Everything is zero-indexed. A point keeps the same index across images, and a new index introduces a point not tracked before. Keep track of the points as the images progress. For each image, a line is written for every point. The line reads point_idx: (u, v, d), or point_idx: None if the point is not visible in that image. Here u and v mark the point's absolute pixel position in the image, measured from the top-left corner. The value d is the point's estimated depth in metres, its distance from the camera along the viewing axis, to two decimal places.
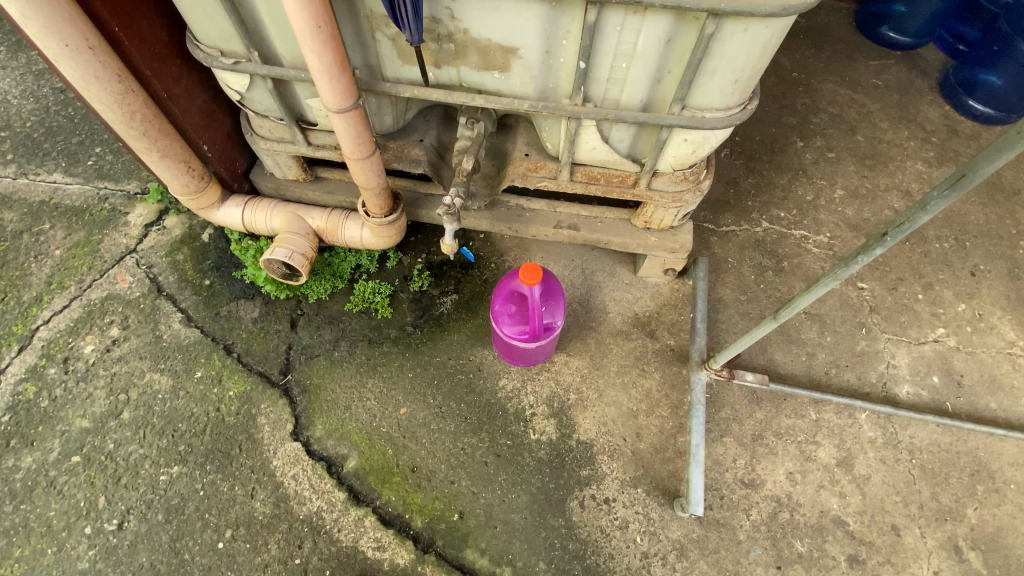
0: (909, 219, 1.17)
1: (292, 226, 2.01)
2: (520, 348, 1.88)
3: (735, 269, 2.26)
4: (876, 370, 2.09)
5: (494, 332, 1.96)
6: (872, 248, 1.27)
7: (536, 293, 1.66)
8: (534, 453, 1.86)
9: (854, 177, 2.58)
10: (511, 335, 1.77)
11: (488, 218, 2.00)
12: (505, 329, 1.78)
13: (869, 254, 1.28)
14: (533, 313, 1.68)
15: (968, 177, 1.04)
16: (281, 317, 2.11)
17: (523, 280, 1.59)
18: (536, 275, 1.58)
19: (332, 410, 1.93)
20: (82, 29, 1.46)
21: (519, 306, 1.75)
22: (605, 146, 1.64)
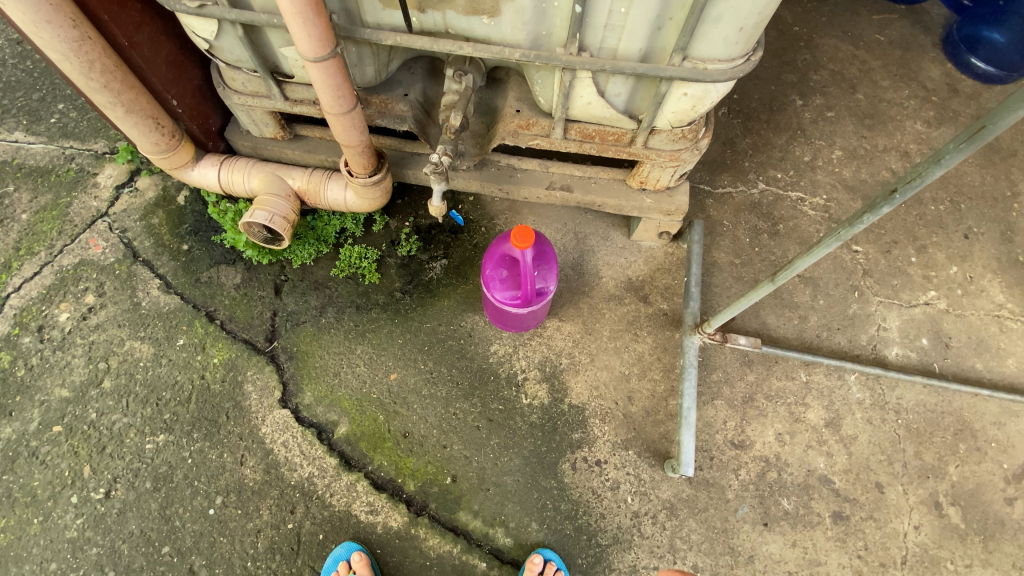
0: (922, 174, 1.12)
1: (271, 187, 1.91)
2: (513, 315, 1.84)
3: (730, 232, 2.22)
4: (867, 333, 2.09)
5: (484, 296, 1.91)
6: (879, 206, 1.23)
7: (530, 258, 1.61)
8: (526, 417, 1.85)
9: (853, 137, 2.52)
10: (502, 301, 1.74)
11: (478, 178, 1.92)
12: (497, 295, 1.73)
13: (876, 213, 1.24)
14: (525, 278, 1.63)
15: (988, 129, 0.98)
16: (264, 283, 2.03)
17: (514, 243, 1.53)
18: (528, 238, 1.52)
19: (321, 377, 1.89)
20: None
21: (514, 271, 1.70)
22: (601, 101, 1.56)
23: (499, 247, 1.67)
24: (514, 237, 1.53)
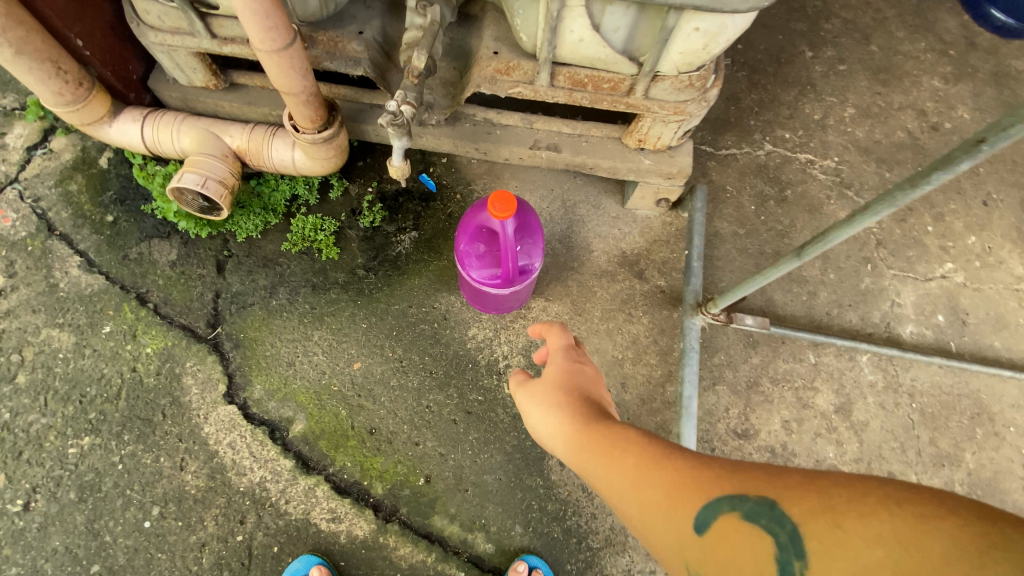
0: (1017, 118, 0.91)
1: (205, 147, 1.62)
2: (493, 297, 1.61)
3: (734, 198, 1.99)
4: (880, 310, 1.92)
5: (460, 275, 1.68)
6: (955, 163, 1.02)
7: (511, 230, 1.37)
8: (509, 409, 1.64)
9: (866, 93, 2.28)
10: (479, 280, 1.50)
11: (450, 135, 1.66)
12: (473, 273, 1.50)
13: (950, 170, 1.02)
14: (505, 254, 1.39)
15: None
16: (204, 260, 1.75)
17: (491, 212, 1.29)
18: (508, 207, 1.28)
19: (272, 367, 1.64)
20: None
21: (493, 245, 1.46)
22: (595, 37, 1.29)
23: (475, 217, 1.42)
24: (490, 205, 1.29)
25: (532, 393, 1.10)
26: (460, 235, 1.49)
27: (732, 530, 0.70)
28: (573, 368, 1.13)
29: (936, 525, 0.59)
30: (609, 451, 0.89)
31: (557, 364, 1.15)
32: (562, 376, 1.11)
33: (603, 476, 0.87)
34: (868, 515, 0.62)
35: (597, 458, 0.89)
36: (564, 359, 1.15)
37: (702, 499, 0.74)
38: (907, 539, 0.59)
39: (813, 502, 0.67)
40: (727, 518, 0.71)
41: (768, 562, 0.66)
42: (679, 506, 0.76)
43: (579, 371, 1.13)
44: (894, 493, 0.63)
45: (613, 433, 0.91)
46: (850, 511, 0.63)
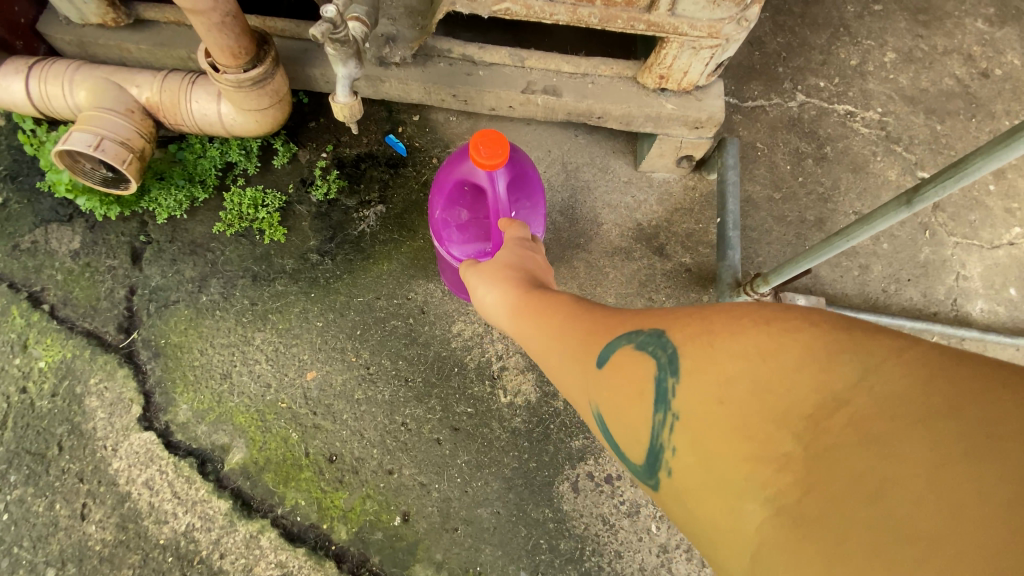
0: None
1: (101, 100, 1.25)
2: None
3: (766, 157, 1.67)
4: (943, 285, 1.61)
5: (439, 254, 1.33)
6: None
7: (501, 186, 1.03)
8: (506, 423, 1.30)
9: (907, 35, 1.96)
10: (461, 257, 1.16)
11: (420, 79, 1.31)
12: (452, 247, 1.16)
13: None
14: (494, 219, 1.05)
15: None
16: (114, 248, 1.38)
17: (473, 159, 0.95)
18: (496, 151, 0.94)
19: (202, 381, 1.29)
20: None
21: (478, 209, 1.12)
22: None
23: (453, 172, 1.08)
24: (471, 149, 0.95)
25: (476, 271, 1.00)
26: (434, 198, 1.15)
27: (618, 360, 0.61)
28: (518, 254, 0.97)
29: (797, 336, 0.47)
30: (537, 312, 0.81)
31: (509, 250, 0.98)
32: (505, 263, 0.95)
33: (534, 335, 0.79)
34: (736, 329, 0.51)
35: (527, 318, 0.82)
36: (513, 246, 0.98)
37: (601, 339, 0.66)
38: (766, 350, 0.48)
39: (694, 327, 0.55)
40: (622, 353, 0.61)
41: (640, 383, 0.57)
42: (585, 346, 0.68)
43: (529, 257, 0.97)
44: (772, 312, 0.51)
45: (548, 298, 0.81)
46: (720, 323, 0.53)
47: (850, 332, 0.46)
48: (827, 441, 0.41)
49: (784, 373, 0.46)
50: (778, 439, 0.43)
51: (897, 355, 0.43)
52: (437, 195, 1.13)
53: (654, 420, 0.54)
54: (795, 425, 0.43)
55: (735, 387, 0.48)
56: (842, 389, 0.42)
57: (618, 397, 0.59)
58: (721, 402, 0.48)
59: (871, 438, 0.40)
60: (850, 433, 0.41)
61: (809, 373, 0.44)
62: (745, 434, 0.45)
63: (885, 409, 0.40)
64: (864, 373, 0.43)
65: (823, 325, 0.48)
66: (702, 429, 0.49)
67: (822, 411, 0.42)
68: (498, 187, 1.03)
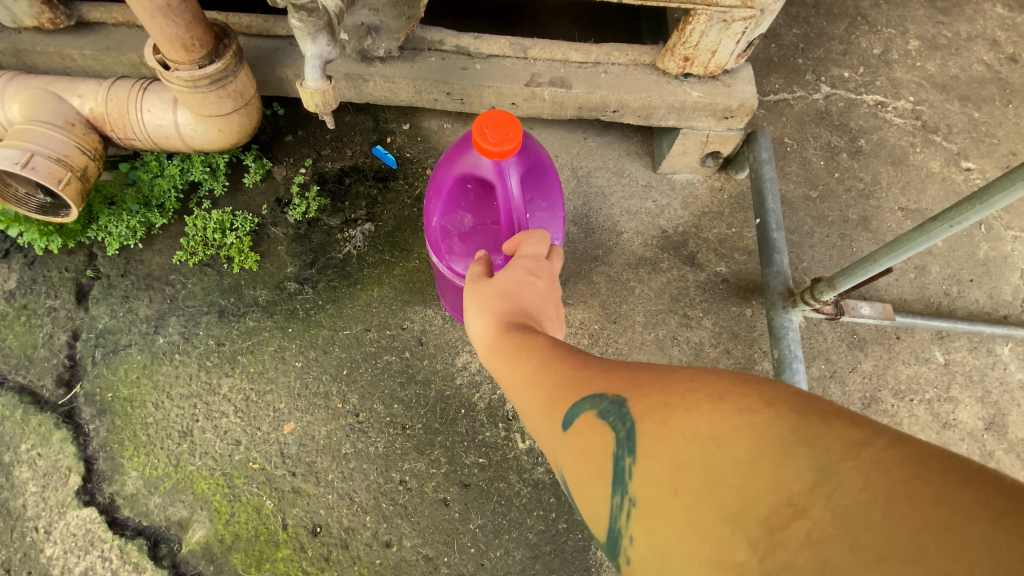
0: None
1: (36, 113, 1.07)
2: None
3: (796, 154, 1.50)
4: (1011, 284, 1.42)
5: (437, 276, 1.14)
6: None
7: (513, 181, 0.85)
8: (527, 474, 1.08)
9: (927, 23, 1.84)
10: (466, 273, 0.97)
11: (408, 76, 1.14)
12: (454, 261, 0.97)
13: None
14: (506, 221, 0.87)
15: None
16: (56, 286, 1.18)
17: (479, 145, 0.78)
18: (506, 134, 0.78)
19: (156, 442, 1.06)
20: None
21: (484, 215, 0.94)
22: None
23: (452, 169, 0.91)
24: (477, 134, 0.78)
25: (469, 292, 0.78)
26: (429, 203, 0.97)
27: (579, 428, 0.47)
28: (518, 280, 0.74)
29: (753, 417, 0.35)
30: (509, 353, 0.65)
31: (509, 273, 0.75)
32: (503, 289, 0.74)
33: (512, 383, 0.63)
34: (693, 400, 0.39)
35: (500, 361, 0.66)
36: (515, 272, 0.75)
37: (569, 399, 0.51)
38: (722, 430, 0.35)
39: (653, 395, 0.42)
40: (584, 420, 0.47)
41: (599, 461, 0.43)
42: (551, 406, 0.54)
43: (527, 287, 0.74)
44: (726, 384, 0.38)
45: (527, 339, 0.64)
46: (677, 391, 0.40)
47: (808, 415, 0.34)
48: (781, 562, 0.29)
49: (733, 464, 0.34)
50: (726, 545, 0.31)
51: (859, 454, 0.31)
52: (433, 199, 0.95)
53: (609, 503, 0.41)
54: (745, 531, 0.31)
55: (685, 473, 0.36)
56: (800, 492, 0.30)
57: (580, 475, 0.46)
58: (669, 491, 0.36)
59: (831, 570, 0.27)
60: (806, 557, 0.28)
61: (760, 467, 0.33)
62: (688, 536, 0.34)
63: (849, 531, 0.28)
64: (821, 474, 0.30)
65: (780, 406, 0.35)
66: (654, 527, 0.36)
67: (775, 518, 0.30)
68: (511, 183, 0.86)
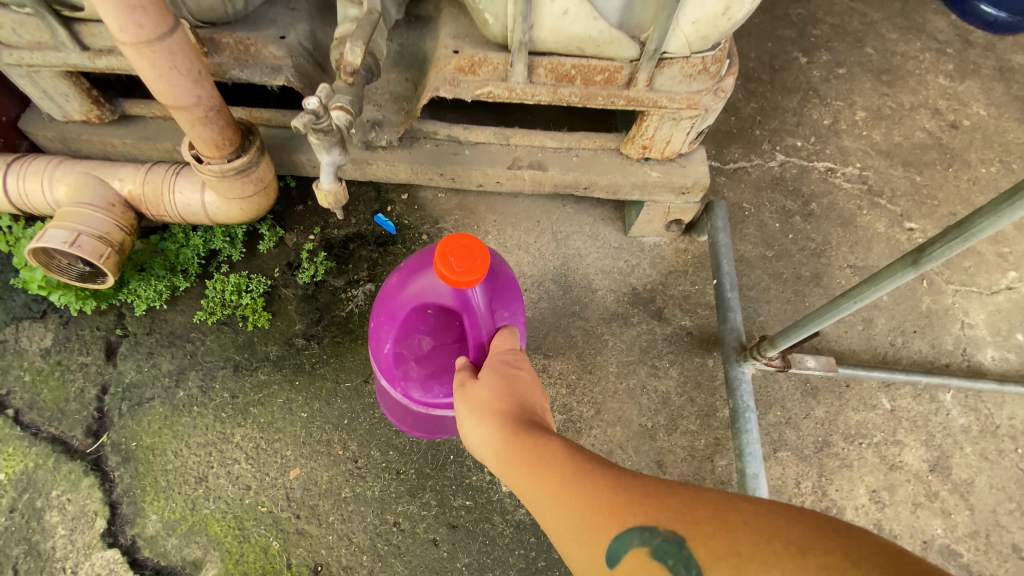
0: None
1: (82, 195, 1.23)
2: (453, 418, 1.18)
3: (754, 217, 1.67)
4: (951, 334, 1.57)
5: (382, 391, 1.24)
6: None
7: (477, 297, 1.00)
8: (510, 515, 1.20)
9: (873, 95, 2.06)
10: (424, 383, 1.09)
11: (407, 160, 1.32)
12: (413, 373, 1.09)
13: None
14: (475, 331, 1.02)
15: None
16: (88, 344, 1.32)
17: (443, 273, 0.92)
18: (472, 260, 0.92)
19: (175, 488, 1.18)
20: None
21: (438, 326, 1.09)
22: (584, 7, 0.97)
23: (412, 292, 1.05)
24: (442, 264, 0.92)
25: (464, 401, 0.88)
26: (387, 328, 1.09)
27: (634, 565, 0.58)
28: (500, 375, 0.90)
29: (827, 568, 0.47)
30: (529, 463, 0.73)
31: (489, 373, 0.90)
32: (493, 391, 0.87)
33: (532, 499, 0.71)
34: (767, 554, 0.50)
35: (519, 471, 0.74)
36: (497, 369, 0.91)
37: (611, 529, 0.61)
38: None
39: (713, 543, 0.54)
40: (640, 555, 0.58)
41: None
42: (592, 536, 0.63)
43: (512, 378, 0.89)
44: (791, 538, 0.51)
45: (537, 447, 0.74)
46: (746, 543, 0.52)
47: (847, 561, 0.47)
48: None
49: None
50: None
51: None
52: (393, 324, 1.08)
53: None
54: None
55: None
56: None
57: None
58: None
59: None
60: None
61: None
62: None
63: None
64: None
65: (842, 554, 0.48)
66: None
67: None
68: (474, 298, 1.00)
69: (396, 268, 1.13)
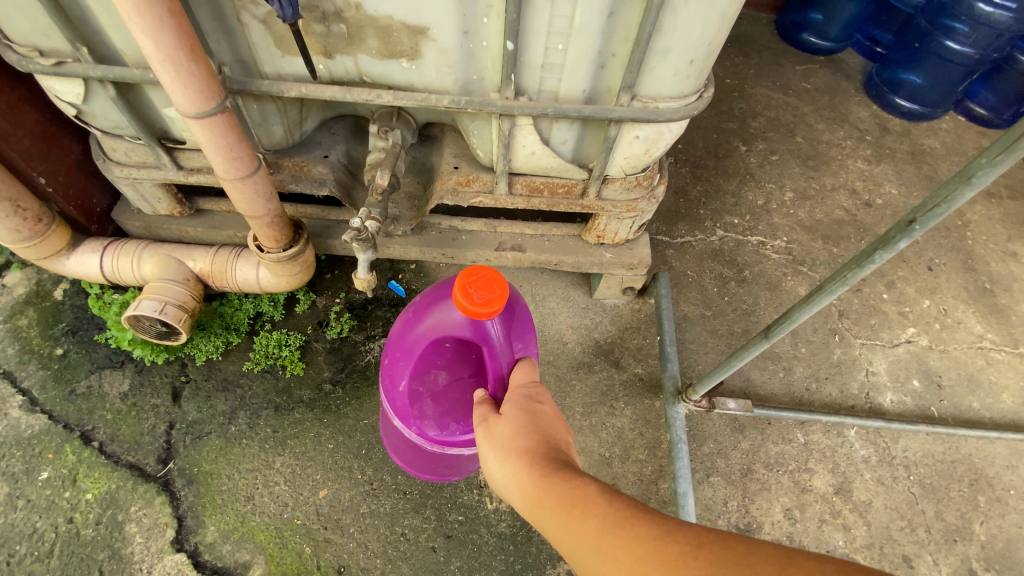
0: (944, 200, 0.82)
1: (166, 272, 1.60)
2: (462, 446, 1.38)
3: (696, 282, 2.06)
4: (857, 381, 1.93)
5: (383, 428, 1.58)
6: (894, 243, 0.90)
7: (492, 327, 1.19)
8: (493, 527, 1.51)
9: (800, 178, 2.49)
10: (441, 416, 1.32)
11: (417, 244, 1.71)
12: (428, 405, 1.32)
13: (887, 251, 0.91)
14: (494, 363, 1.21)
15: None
16: (159, 388, 1.65)
17: (461, 303, 1.10)
18: (488, 291, 1.10)
19: (228, 505, 1.49)
20: None
21: (450, 358, 1.31)
22: (546, 150, 1.39)
23: (430, 327, 1.26)
24: (461, 295, 1.10)
25: (492, 440, 0.99)
26: (406, 364, 1.31)
27: None
28: (521, 411, 1.03)
29: None
30: (567, 509, 0.81)
31: (512, 410, 1.03)
32: (521, 427, 0.99)
33: (575, 536, 0.79)
34: None
35: (555, 515, 0.82)
36: (519, 404, 1.04)
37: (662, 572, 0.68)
38: None
39: None
40: None
41: None
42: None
43: (535, 413, 1.03)
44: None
45: (576, 488, 0.83)
46: None
47: None
48: None
49: None
50: None
51: None
52: (412, 359, 1.30)
53: None
54: None
55: None
56: None
57: None
58: None
59: None
60: None
61: None
62: None
63: None
64: None
65: None
66: None
67: None
68: (488, 329, 1.19)
69: (412, 306, 1.34)
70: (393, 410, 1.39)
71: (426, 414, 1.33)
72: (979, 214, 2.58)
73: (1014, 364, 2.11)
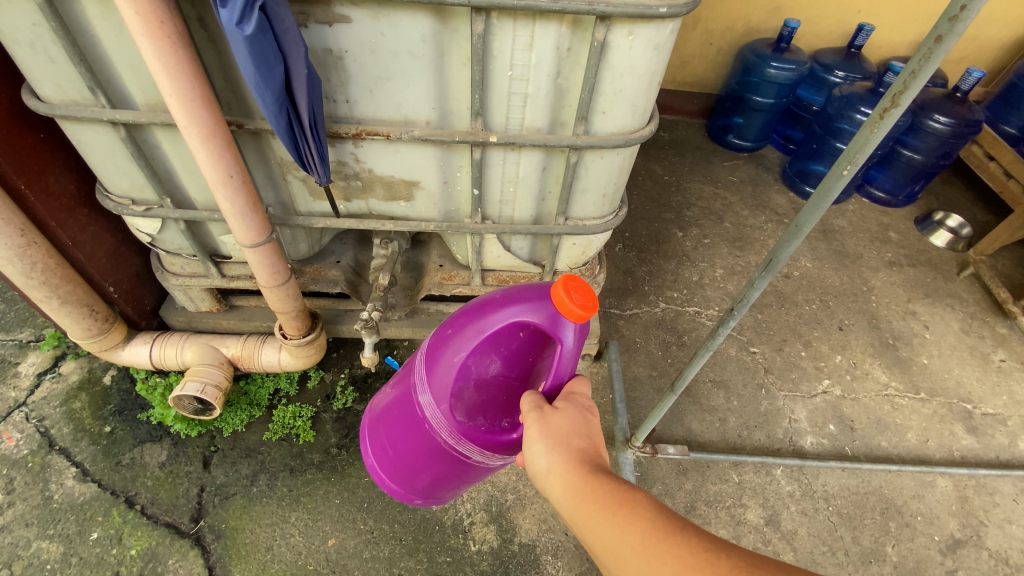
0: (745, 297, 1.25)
1: (205, 358, 1.97)
2: (472, 450, 1.29)
3: (643, 347, 2.47)
4: (782, 427, 2.29)
5: (364, 439, 1.68)
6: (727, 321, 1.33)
7: (573, 337, 1.16)
8: (476, 566, 1.79)
9: (729, 257, 2.99)
10: (470, 409, 1.24)
11: (409, 325, 2.11)
12: (469, 392, 1.22)
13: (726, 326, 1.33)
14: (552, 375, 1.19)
15: (895, 111, 0.84)
16: (192, 457, 1.96)
17: (562, 299, 1.11)
18: (588, 299, 1.13)
19: (252, 554, 1.76)
20: (9, 212, 1.52)
21: (512, 351, 1.21)
22: (508, 254, 1.85)
23: (515, 311, 1.17)
24: (561, 291, 1.13)
25: (547, 428, 1.07)
26: (473, 339, 1.19)
27: None
28: (578, 420, 1.10)
29: None
30: (614, 509, 0.92)
31: (570, 416, 1.10)
32: (577, 431, 1.07)
33: (622, 537, 0.88)
34: None
35: (601, 511, 0.93)
36: (577, 407, 1.12)
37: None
38: None
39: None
40: None
41: None
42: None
43: (588, 425, 1.10)
44: None
45: (629, 497, 0.93)
46: None
47: None
48: None
49: None
50: None
51: None
52: (482, 336, 1.18)
53: None
54: None
55: None
56: None
57: None
58: None
59: None
60: None
61: None
62: None
63: None
64: None
65: None
66: None
67: None
68: (568, 336, 1.16)
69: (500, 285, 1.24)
70: (427, 383, 1.27)
71: (462, 399, 1.23)
72: (882, 280, 3.08)
73: (917, 408, 2.49)
